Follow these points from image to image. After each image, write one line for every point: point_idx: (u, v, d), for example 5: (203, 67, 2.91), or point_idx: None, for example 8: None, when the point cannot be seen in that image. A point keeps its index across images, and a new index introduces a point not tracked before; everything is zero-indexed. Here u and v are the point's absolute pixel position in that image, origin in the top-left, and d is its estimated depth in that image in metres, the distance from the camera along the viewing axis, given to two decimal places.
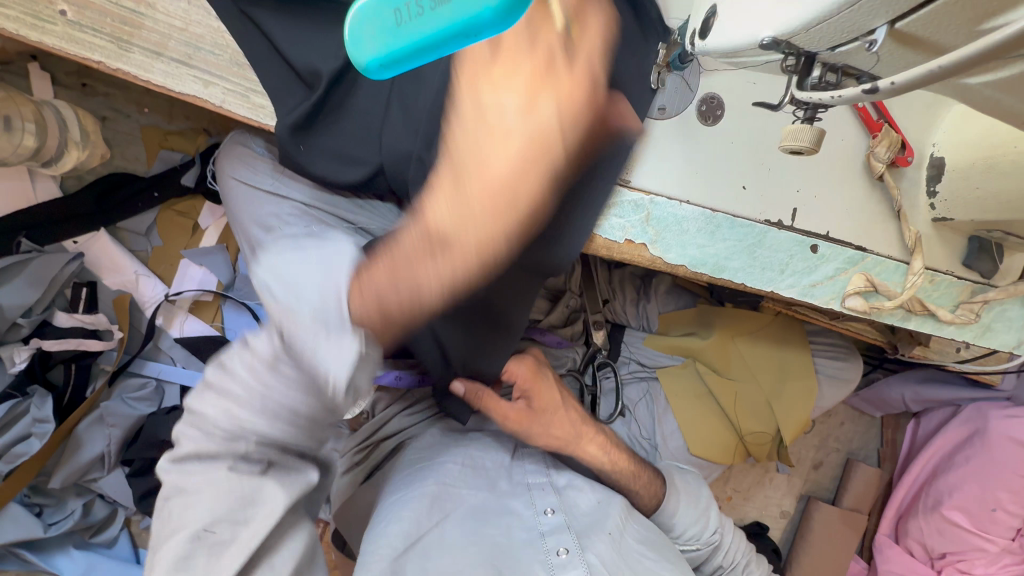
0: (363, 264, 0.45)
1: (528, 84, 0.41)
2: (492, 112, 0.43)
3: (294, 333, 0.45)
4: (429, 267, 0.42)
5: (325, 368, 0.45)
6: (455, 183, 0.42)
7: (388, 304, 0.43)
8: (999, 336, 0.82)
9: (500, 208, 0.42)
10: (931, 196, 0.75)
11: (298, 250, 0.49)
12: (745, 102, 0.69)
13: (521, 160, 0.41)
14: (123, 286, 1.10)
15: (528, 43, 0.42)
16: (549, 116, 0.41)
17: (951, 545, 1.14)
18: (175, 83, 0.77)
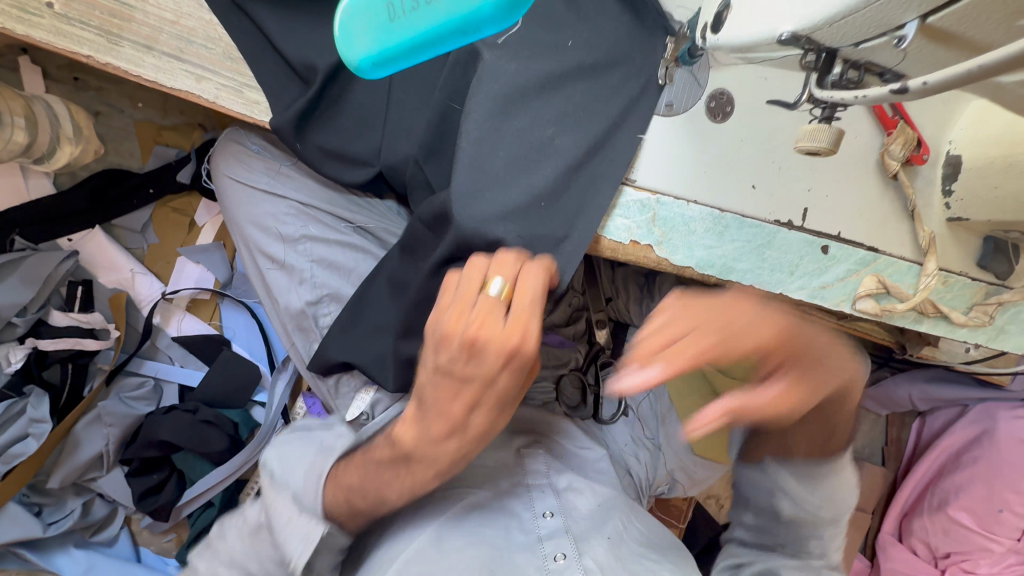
0: (342, 466, 0.69)
1: (464, 344, 0.57)
2: (445, 350, 0.59)
3: (276, 512, 0.67)
4: (392, 484, 0.67)
5: (290, 547, 0.66)
6: (419, 416, 0.64)
7: (357, 502, 0.68)
8: (1013, 339, 0.80)
9: (451, 433, 0.64)
10: (946, 195, 0.72)
11: (296, 439, 0.75)
12: (756, 99, 0.67)
13: (466, 397, 0.61)
14: (121, 284, 1.10)
15: (470, 301, 0.57)
16: (491, 366, 0.58)
17: (955, 544, 1.13)
18: (166, 78, 0.75)
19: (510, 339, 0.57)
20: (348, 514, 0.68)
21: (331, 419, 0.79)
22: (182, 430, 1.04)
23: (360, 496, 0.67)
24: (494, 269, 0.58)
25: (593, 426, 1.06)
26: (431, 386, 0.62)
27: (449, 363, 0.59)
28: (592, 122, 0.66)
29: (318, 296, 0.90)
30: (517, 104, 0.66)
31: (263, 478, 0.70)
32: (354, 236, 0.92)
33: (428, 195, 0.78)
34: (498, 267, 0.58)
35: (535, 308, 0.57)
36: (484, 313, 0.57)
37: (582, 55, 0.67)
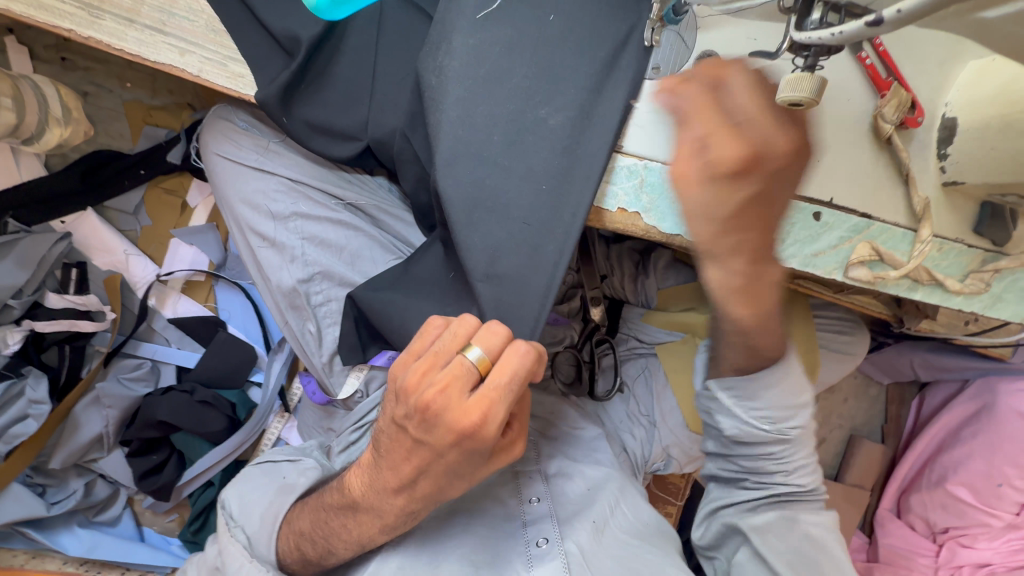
0: (299, 509, 0.74)
1: (421, 409, 0.53)
2: (403, 405, 0.55)
3: (229, 556, 0.73)
4: (340, 532, 0.68)
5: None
6: (372, 465, 0.63)
7: (307, 549, 0.72)
8: (1010, 307, 0.78)
9: (399, 489, 0.61)
10: (941, 158, 0.71)
11: (257, 478, 0.80)
12: (746, 64, 0.65)
13: (416, 461, 0.58)
14: (114, 266, 1.10)
15: (443, 361, 0.54)
16: (442, 439, 0.54)
17: (954, 520, 1.12)
18: (150, 52, 0.74)
19: (468, 418, 0.52)
20: (300, 561, 0.73)
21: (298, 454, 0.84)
22: (177, 410, 1.04)
23: (309, 542, 0.71)
24: (477, 337, 0.53)
25: (588, 403, 1.07)
26: (389, 443, 0.59)
27: (402, 421, 0.56)
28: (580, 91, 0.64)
29: (310, 273, 0.90)
30: (497, 66, 0.64)
31: (220, 520, 0.77)
32: (345, 213, 0.91)
33: (416, 167, 0.77)
34: (476, 337, 0.54)
35: (498, 401, 0.52)
36: (445, 390, 0.52)
37: (565, 23, 0.65)
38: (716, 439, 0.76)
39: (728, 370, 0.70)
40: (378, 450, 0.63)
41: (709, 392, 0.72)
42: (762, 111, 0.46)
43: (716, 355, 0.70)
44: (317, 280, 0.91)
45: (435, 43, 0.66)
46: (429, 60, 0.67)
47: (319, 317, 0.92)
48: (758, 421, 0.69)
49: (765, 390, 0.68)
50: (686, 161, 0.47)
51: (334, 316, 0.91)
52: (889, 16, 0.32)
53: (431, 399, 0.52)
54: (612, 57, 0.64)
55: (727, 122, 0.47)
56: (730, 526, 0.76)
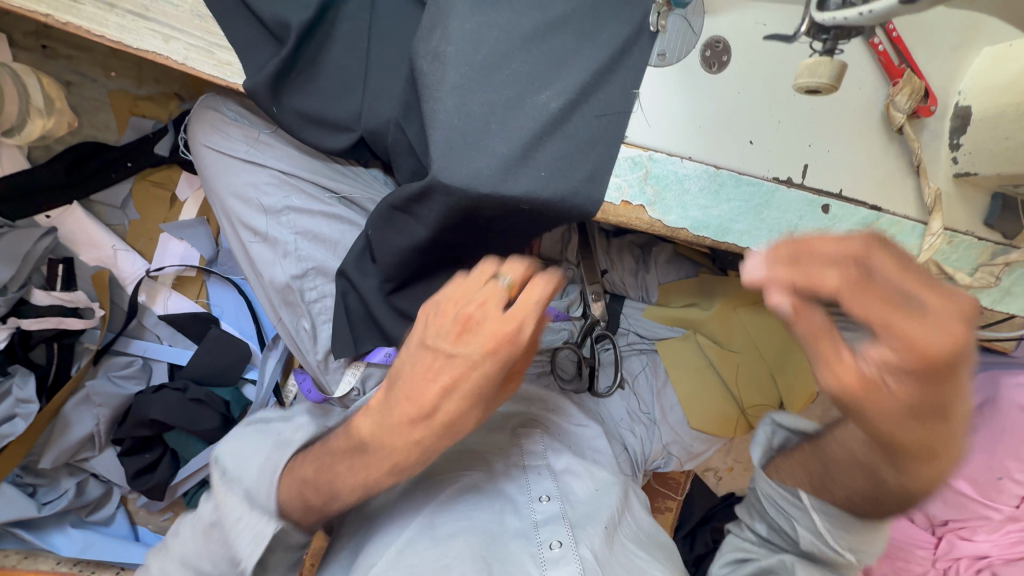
0: (301, 459, 0.64)
1: (457, 322, 0.53)
2: (437, 323, 0.54)
3: (229, 513, 0.62)
4: (346, 477, 0.59)
5: (241, 544, 0.61)
6: (386, 401, 0.57)
7: (311, 496, 0.61)
8: (1019, 301, 0.77)
9: (420, 417, 0.55)
10: (952, 149, 0.69)
11: (252, 432, 0.69)
12: (756, 51, 0.63)
13: (444, 380, 0.54)
14: (102, 262, 1.07)
15: (475, 287, 0.54)
16: (475, 350, 0.52)
17: (954, 513, 1.11)
18: (132, 38, 0.70)
19: (507, 328, 0.52)
20: (303, 511, 0.62)
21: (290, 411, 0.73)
22: (170, 408, 1.02)
23: (313, 491, 0.61)
24: (507, 265, 0.54)
25: (588, 400, 1.05)
26: (406, 369, 0.55)
27: (433, 338, 0.54)
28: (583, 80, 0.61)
29: (304, 269, 0.88)
30: (496, 51, 0.61)
31: (213, 475, 0.64)
32: (339, 208, 0.89)
33: (411, 158, 0.74)
34: (508, 267, 0.55)
35: (534, 315, 0.52)
36: (490, 301, 0.53)
37: (567, 8, 0.62)
38: (775, 528, 0.71)
39: (837, 497, 0.61)
40: (392, 376, 0.57)
41: (796, 497, 0.65)
42: (922, 287, 0.41)
43: (829, 479, 0.61)
44: (310, 275, 0.88)
45: (431, 27, 0.63)
46: (423, 46, 0.64)
47: (313, 314, 0.90)
48: (840, 547, 0.63)
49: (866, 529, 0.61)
50: (850, 374, 0.43)
51: (329, 313, 0.89)
52: None
53: (472, 307, 0.53)
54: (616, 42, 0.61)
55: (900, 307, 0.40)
56: (768, 569, 0.69)
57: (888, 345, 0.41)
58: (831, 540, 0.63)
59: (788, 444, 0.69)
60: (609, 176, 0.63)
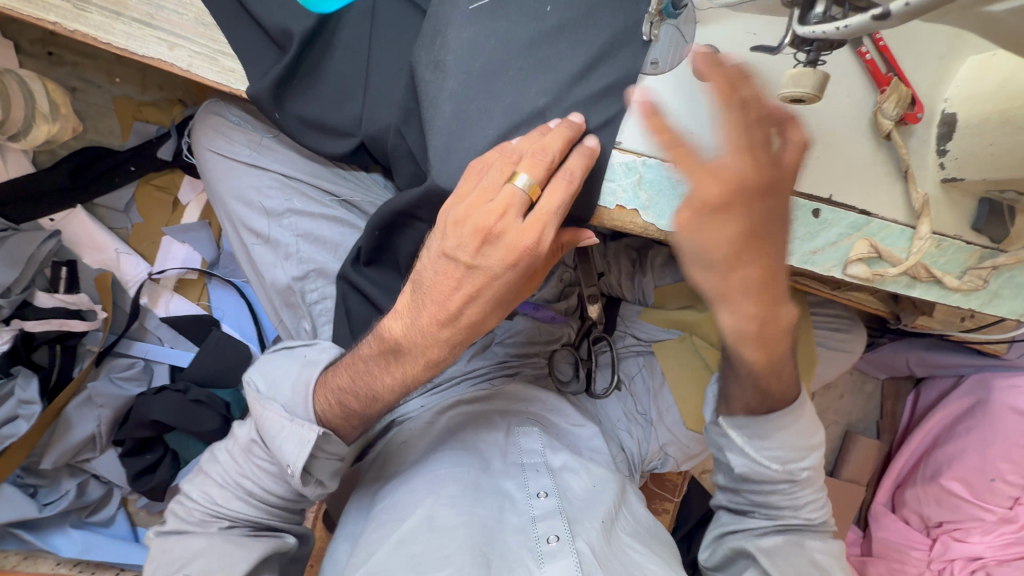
0: (333, 373, 0.69)
1: (477, 233, 0.56)
2: (455, 234, 0.57)
3: (269, 425, 0.68)
4: (382, 377, 0.66)
5: (287, 452, 0.66)
6: (413, 306, 0.62)
7: (351, 404, 0.67)
8: (1007, 304, 0.78)
9: (445, 322, 0.61)
10: (940, 155, 0.70)
11: (278, 357, 0.75)
12: (748, 58, 0.64)
13: (466, 288, 0.59)
14: (105, 265, 1.09)
15: (492, 193, 0.56)
16: (496, 262, 0.57)
17: (948, 514, 1.13)
18: (138, 45, 0.72)
19: (525, 237, 0.55)
20: (343, 419, 0.68)
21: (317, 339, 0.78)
22: (171, 409, 1.03)
23: (352, 399, 0.67)
24: (525, 163, 0.55)
25: (586, 401, 1.06)
26: (430, 272, 0.60)
27: (455, 242, 0.57)
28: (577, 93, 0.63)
29: (305, 271, 0.89)
30: (494, 60, 0.63)
31: (248, 394, 0.70)
32: (339, 210, 0.90)
33: (411, 163, 0.76)
34: (526, 159, 0.56)
35: (559, 212, 0.56)
36: (511, 202, 0.55)
37: (563, 18, 0.63)
38: (726, 471, 0.75)
39: (739, 408, 0.70)
40: (420, 274, 0.61)
41: (720, 426, 0.72)
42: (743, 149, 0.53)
43: (731, 392, 0.70)
44: (312, 277, 0.90)
45: (431, 36, 0.65)
46: (423, 55, 0.66)
47: (314, 315, 0.91)
48: (767, 461, 0.69)
49: (777, 432, 0.68)
50: (700, 177, 0.53)
51: (329, 314, 0.90)
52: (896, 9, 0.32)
53: (489, 210, 0.55)
54: (610, 53, 0.63)
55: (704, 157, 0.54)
56: (737, 549, 0.72)
57: (692, 167, 0.54)
58: (757, 454, 0.69)
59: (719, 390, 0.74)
60: (604, 181, 0.64)
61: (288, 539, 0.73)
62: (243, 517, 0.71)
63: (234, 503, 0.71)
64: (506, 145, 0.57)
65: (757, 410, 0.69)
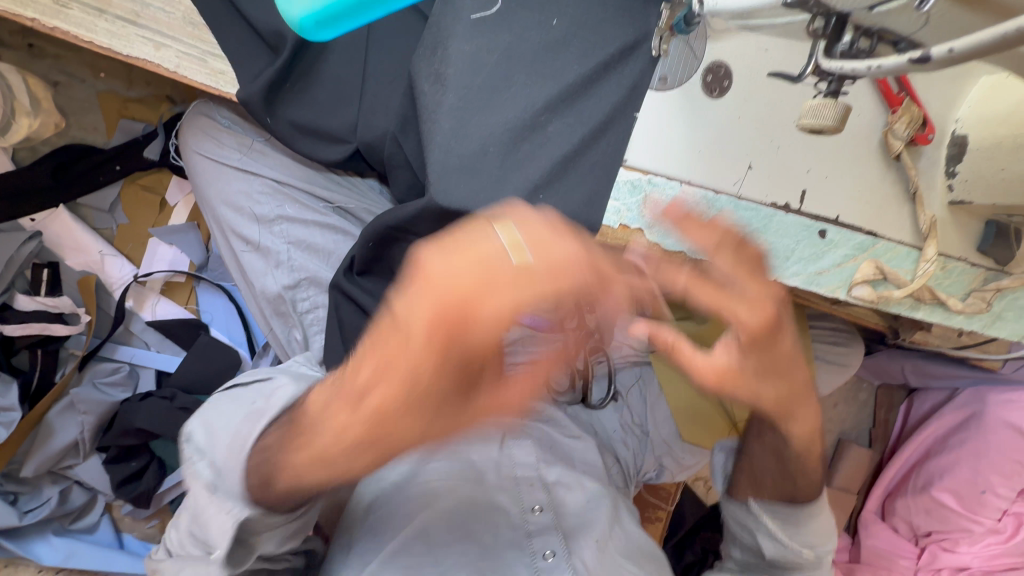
0: (274, 433, 0.52)
1: (417, 282, 0.40)
2: (411, 290, 0.40)
3: (193, 487, 0.54)
4: (292, 459, 0.48)
5: (213, 535, 0.53)
6: (337, 385, 0.47)
7: (260, 483, 0.51)
8: (1008, 326, 0.77)
9: (355, 401, 0.45)
10: (948, 176, 0.69)
11: (225, 399, 0.59)
12: (758, 76, 0.62)
13: (378, 354, 0.43)
14: (88, 267, 1.05)
15: (463, 240, 0.40)
16: (417, 320, 0.40)
17: (937, 524, 1.11)
18: (122, 45, 0.69)
19: (466, 297, 0.40)
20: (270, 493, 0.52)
21: (269, 371, 0.62)
22: (156, 417, 1.01)
23: (259, 473, 0.51)
24: (515, 221, 0.42)
25: (581, 411, 1.05)
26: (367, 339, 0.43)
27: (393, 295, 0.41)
28: (583, 108, 0.61)
29: (296, 279, 0.86)
30: (498, 72, 0.60)
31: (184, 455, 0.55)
32: (333, 217, 0.87)
33: (407, 171, 0.73)
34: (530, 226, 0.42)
35: (545, 280, 0.41)
36: (503, 266, 0.40)
37: (568, 31, 0.61)
38: (748, 550, 0.80)
39: (771, 496, 0.76)
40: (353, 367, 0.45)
41: (750, 510, 0.77)
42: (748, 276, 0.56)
43: (757, 479, 0.77)
44: (302, 286, 0.87)
45: (433, 44, 0.63)
46: (424, 64, 0.64)
47: (306, 324, 0.88)
48: (798, 548, 0.75)
49: (807, 521, 0.75)
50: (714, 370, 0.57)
51: (321, 324, 0.88)
52: (940, 55, 0.30)
53: (457, 262, 0.39)
54: (615, 67, 0.62)
55: (726, 295, 0.57)
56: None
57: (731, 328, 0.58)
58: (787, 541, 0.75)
59: (729, 469, 0.82)
60: (608, 198, 0.62)
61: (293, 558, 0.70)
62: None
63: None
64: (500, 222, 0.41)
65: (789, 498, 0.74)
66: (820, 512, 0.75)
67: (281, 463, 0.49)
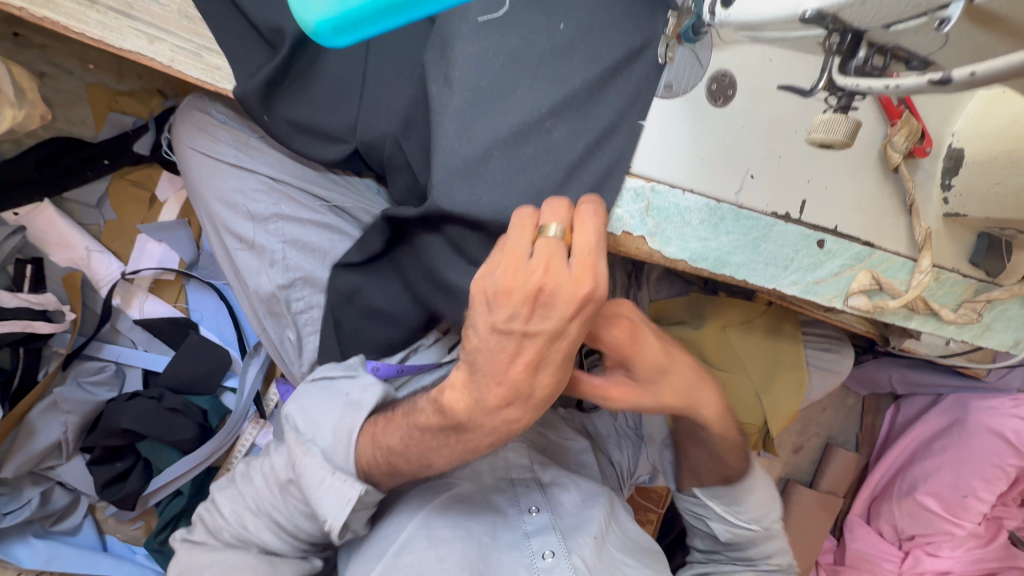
0: (377, 421, 0.69)
1: (528, 297, 0.50)
2: (503, 307, 0.51)
3: (305, 469, 0.67)
4: (439, 450, 0.64)
5: (326, 507, 0.66)
6: (472, 382, 0.58)
7: (399, 464, 0.66)
8: (996, 336, 0.79)
9: (510, 400, 0.57)
10: (945, 189, 0.71)
11: (319, 391, 0.74)
12: (761, 86, 0.62)
13: (527, 357, 0.54)
14: (74, 263, 1.02)
15: (526, 252, 0.51)
16: (560, 319, 0.51)
17: (921, 528, 1.13)
18: (114, 37, 0.67)
19: (582, 288, 0.50)
20: (388, 473, 0.68)
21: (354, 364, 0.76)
22: (145, 417, 0.98)
23: (402, 460, 0.66)
24: (548, 213, 0.52)
25: (577, 414, 1.05)
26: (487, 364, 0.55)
27: (496, 325, 0.53)
28: (588, 114, 0.61)
29: (291, 279, 0.85)
30: (503, 76, 0.60)
31: (289, 435, 0.70)
32: (330, 217, 0.86)
33: (407, 173, 0.72)
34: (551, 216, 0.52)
35: (598, 255, 0.50)
36: (566, 272, 0.50)
37: (574, 36, 0.61)
38: (708, 538, 0.85)
39: (711, 481, 0.81)
40: (477, 372, 0.57)
41: (697, 499, 0.82)
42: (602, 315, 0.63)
43: (699, 470, 0.81)
44: (297, 286, 0.85)
45: (438, 46, 0.62)
46: (429, 66, 0.63)
47: (299, 325, 0.86)
48: (745, 523, 0.80)
49: (746, 496, 0.79)
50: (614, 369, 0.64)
51: (315, 325, 0.86)
52: (961, 77, 0.30)
53: (544, 282, 0.50)
54: (621, 74, 0.61)
55: (604, 335, 0.63)
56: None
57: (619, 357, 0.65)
58: (731, 519, 0.80)
59: (678, 464, 0.85)
60: (613, 203, 0.62)
61: (314, 561, 0.78)
62: (269, 547, 0.73)
63: (262, 532, 0.73)
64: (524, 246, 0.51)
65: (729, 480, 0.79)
66: (756, 483, 0.79)
67: (430, 450, 0.64)
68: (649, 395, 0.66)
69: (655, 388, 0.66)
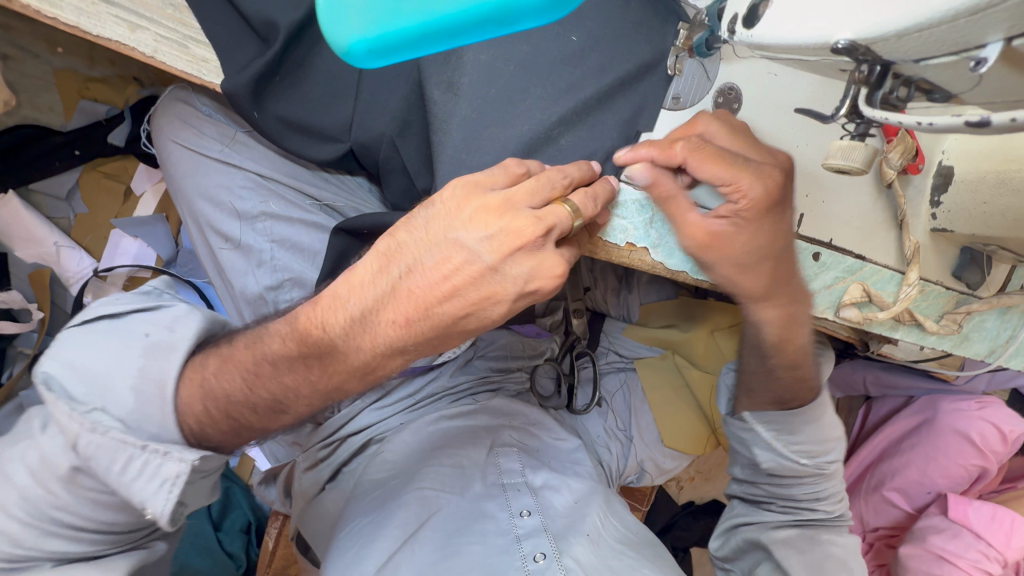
0: (205, 360, 0.58)
1: (486, 217, 0.50)
2: (480, 228, 0.51)
3: (94, 447, 0.54)
4: (297, 386, 0.58)
5: (139, 492, 0.54)
6: (364, 299, 0.54)
7: (243, 416, 0.58)
8: (973, 346, 0.82)
9: (402, 328, 0.54)
10: (933, 206, 0.73)
11: (93, 340, 0.58)
12: (766, 100, 0.62)
13: (465, 300, 0.53)
14: (42, 259, 0.97)
15: (533, 200, 0.50)
16: (516, 275, 0.52)
17: (886, 521, 1.15)
18: (92, 23, 0.63)
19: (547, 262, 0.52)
20: (231, 426, 0.59)
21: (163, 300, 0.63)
22: None
23: (248, 405, 0.58)
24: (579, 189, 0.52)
25: (566, 415, 1.05)
26: (409, 290, 0.53)
27: (455, 240, 0.51)
28: (596, 124, 0.60)
29: (279, 281, 0.82)
30: (513, 85, 0.59)
31: (51, 397, 0.54)
32: (321, 216, 0.82)
33: (403, 177, 0.70)
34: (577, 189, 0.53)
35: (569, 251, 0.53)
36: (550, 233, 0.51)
37: (586, 46, 0.60)
38: (748, 467, 0.82)
39: (764, 402, 0.78)
40: (383, 292, 0.53)
41: (747, 424, 0.79)
42: (748, 146, 0.57)
43: (754, 388, 0.78)
44: (283, 288, 0.82)
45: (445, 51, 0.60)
46: (434, 72, 0.61)
47: None
48: (796, 456, 0.77)
49: (803, 428, 0.76)
50: (702, 227, 0.58)
51: None
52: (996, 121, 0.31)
53: (524, 229, 0.50)
54: (630, 85, 0.60)
55: (731, 167, 0.55)
56: (752, 541, 0.79)
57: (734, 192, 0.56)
58: (783, 450, 0.77)
59: (739, 380, 0.81)
60: (618, 218, 0.61)
61: (154, 547, 0.64)
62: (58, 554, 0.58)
63: (48, 541, 0.57)
64: (536, 191, 0.51)
65: (785, 404, 0.77)
66: (819, 415, 0.77)
67: (286, 374, 0.58)
68: (737, 243, 0.60)
69: (752, 236, 0.59)
